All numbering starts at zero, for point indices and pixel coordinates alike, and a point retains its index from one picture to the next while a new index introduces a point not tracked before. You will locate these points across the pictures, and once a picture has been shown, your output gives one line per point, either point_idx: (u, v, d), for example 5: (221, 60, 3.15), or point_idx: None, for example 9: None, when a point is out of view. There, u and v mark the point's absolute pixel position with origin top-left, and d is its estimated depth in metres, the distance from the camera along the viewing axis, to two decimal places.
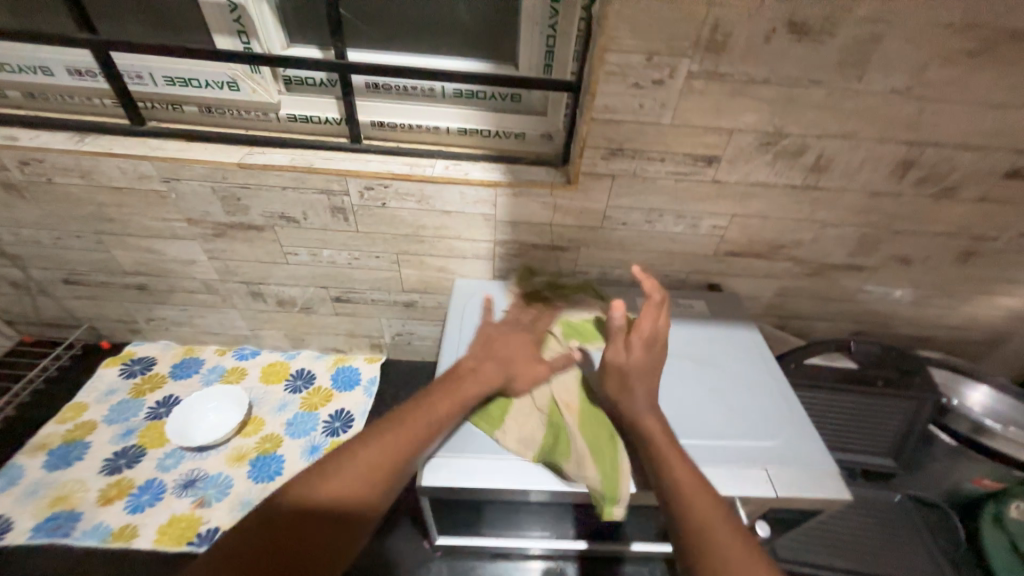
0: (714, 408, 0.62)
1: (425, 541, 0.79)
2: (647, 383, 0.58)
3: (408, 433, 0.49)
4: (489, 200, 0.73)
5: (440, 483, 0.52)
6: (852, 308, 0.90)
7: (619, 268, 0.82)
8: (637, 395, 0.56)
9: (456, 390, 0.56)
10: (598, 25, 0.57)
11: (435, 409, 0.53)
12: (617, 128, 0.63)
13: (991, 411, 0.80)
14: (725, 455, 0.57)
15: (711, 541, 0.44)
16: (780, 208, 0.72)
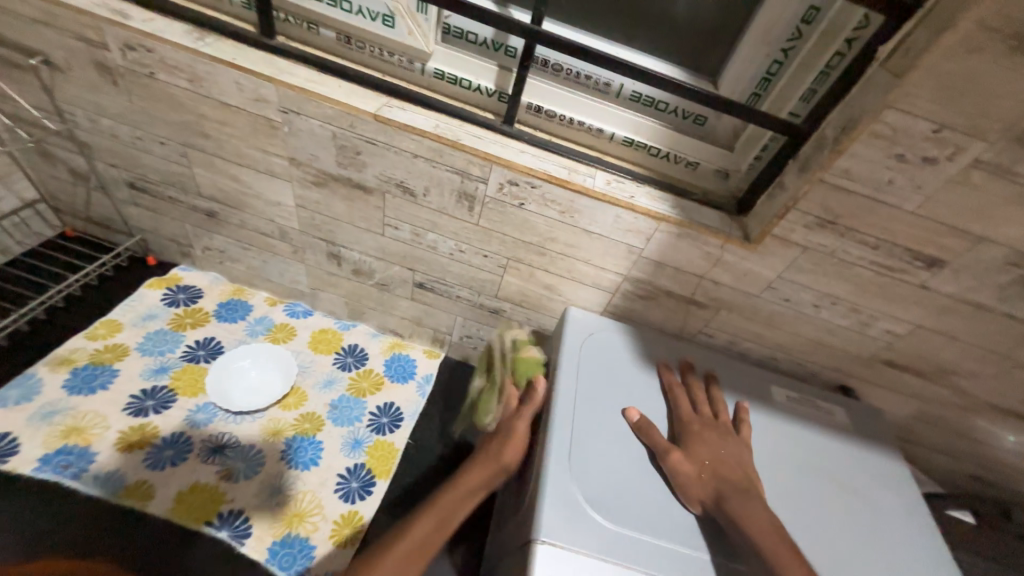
0: (851, 553, 0.52)
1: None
2: (753, 497, 0.49)
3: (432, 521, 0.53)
4: (644, 233, 0.62)
5: None
6: (984, 453, 0.78)
7: (751, 342, 0.71)
8: (746, 509, 0.47)
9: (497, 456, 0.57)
10: (884, 73, 0.45)
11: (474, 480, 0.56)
12: (844, 198, 0.52)
13: None
14: None
15: None
16: (976, 334, 0.61)
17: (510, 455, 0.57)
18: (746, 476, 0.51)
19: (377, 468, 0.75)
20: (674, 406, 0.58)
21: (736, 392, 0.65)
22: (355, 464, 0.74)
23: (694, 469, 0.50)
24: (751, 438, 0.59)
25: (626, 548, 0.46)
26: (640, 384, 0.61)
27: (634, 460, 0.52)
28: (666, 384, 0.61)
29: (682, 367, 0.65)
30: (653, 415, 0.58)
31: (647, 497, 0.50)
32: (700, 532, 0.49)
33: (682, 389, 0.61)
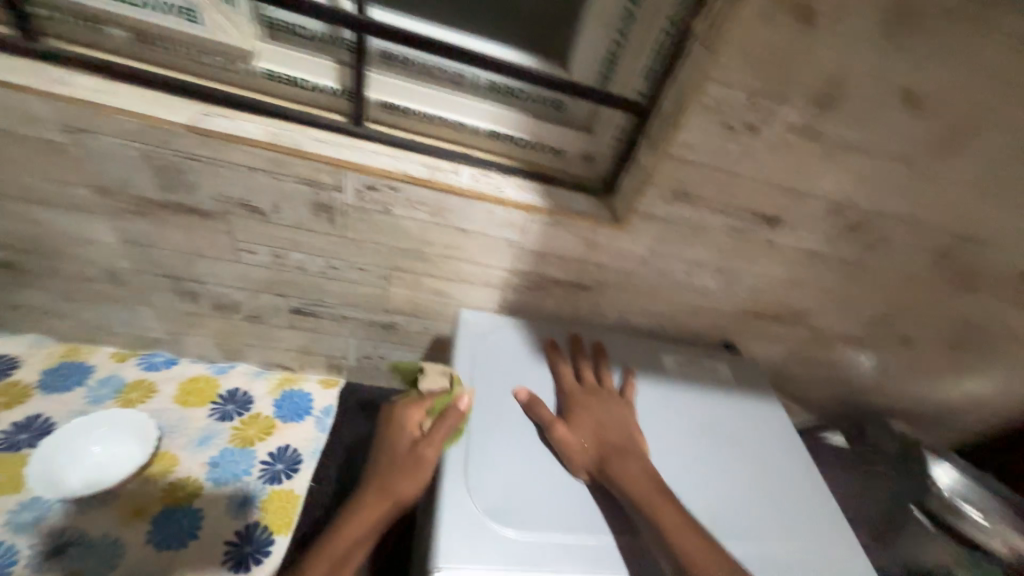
0: (740, 498, 0.55)
1: None
2: (633, 454, 0.51)
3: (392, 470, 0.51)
4: (519, 225, 0.60)
5: None
6: (844, 378, 0.89)
7: (640, 316, 0.74)
8: (626, 467, 0.49)
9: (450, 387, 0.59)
10: (700, 48, 0.48)
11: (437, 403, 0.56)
12: (690, 169, 0.54)
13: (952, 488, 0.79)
14: (769, 562, 0.50)
15: None
16: (819, 278, 0.68)
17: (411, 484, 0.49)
18: (628, 435, 0.53)
19: (276, 523, 0.66)
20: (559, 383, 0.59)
21: (632, 363, 0.67)
22: (246, 525, 0.65)
23: (578, 439, 0.52)
24: (640, 405, 0.61)
25: (536, 555, 0.44)
26: (538, 374, 0.61)
27: (530, 447, 0.52)
28: (552, 364, 0.62)
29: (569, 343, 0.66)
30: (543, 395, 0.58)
31: (552, 495, 0.48)
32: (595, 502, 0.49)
33: (567, 367, 0.62)
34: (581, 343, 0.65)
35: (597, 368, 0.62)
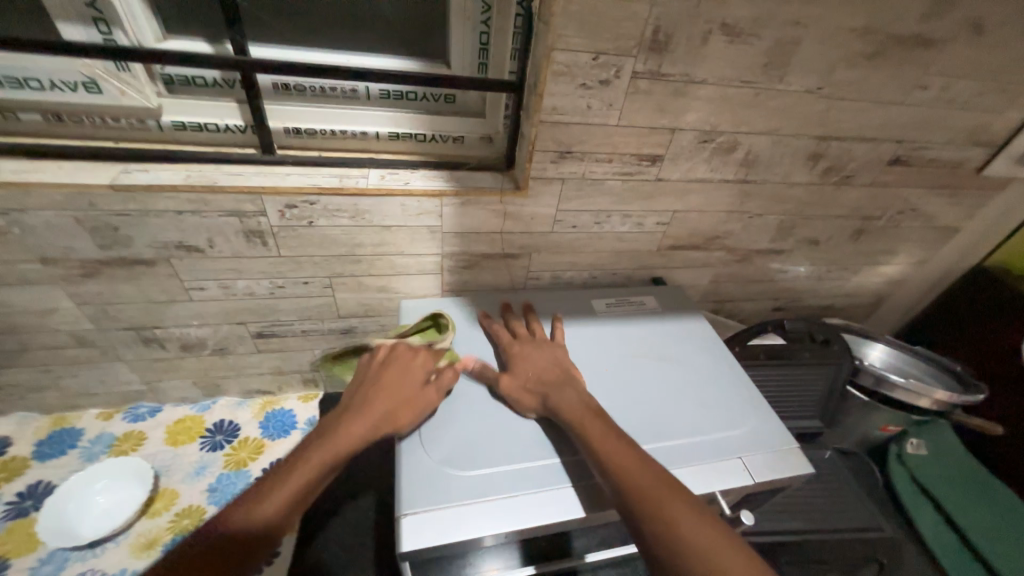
0: (672, 404, 0.62)
1: None
2: (565, 384, 0.58)
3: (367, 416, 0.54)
4: (433, 211, 0.67)
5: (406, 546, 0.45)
6: (774, 288, 0.98)
7: (570, 270, 0.82)
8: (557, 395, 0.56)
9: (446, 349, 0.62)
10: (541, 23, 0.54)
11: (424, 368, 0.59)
12: (566, 129, 0.61)
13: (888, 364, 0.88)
14: (699, 450, 0.58)
15: (658, 508, 0.44)
16: (714, 202, 0.76)
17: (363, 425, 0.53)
18: (561, 369, 0.60)
19: None
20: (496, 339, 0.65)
21: (567, 313, 0.75)
22: None
23: (516, 381, 0.58)
24: (570, 348, 0.68)
25: (489, 483, 0.50)
26: (480, 338, 0.67)
27: (477, 400, 0.59)
28: (490, 326, 0.68)
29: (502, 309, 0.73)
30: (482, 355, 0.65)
31: (499, 434, 0.55)
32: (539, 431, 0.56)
33: (500, 326, 0.69)
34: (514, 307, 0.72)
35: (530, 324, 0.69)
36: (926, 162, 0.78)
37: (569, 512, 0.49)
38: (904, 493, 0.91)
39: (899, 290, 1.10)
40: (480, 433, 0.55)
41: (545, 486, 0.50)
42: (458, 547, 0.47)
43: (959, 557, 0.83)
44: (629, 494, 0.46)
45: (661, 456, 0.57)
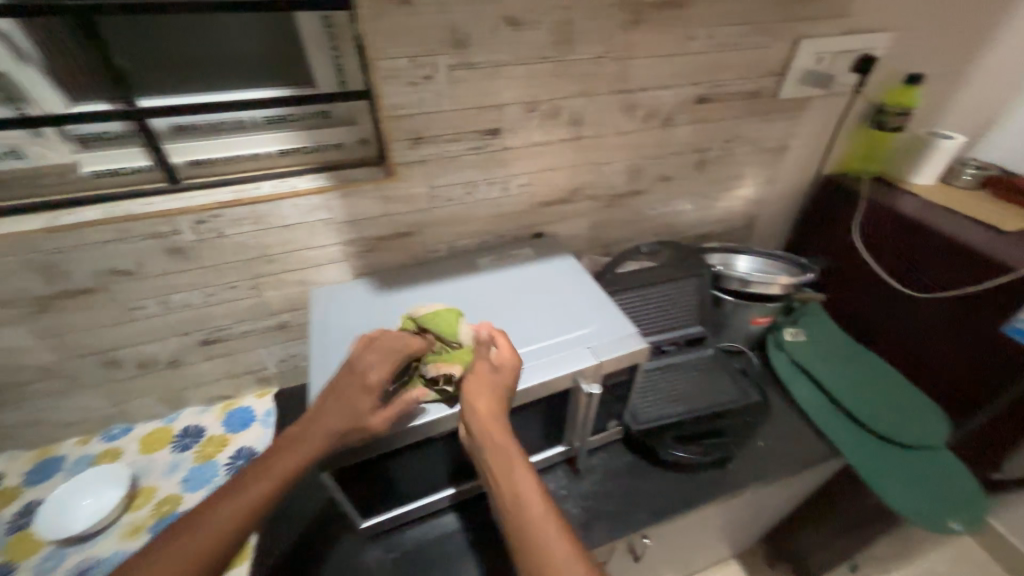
0: (535, 319, 0.79)
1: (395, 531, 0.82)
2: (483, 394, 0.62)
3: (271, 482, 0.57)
4: (322, 206, 0.82)
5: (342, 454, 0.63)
6: (650, 224, 1.14)
7: (461, 239, 0.97)
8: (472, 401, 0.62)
9: (357, 417, 0.60)
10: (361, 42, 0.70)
11: (327, 435, 0.59)
12: (411, 120, 0.77)
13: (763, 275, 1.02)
14: (553, 346, 0.74)
15: (522, 508, 0.54)
16: (562, 159, 0.92)
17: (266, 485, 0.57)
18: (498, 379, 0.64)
19: None
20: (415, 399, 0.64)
21: (456, 274, 0.92)
22: None
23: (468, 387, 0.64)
24: (455, 297, 0.85)
25: None
26: (383, 303, 0.84)
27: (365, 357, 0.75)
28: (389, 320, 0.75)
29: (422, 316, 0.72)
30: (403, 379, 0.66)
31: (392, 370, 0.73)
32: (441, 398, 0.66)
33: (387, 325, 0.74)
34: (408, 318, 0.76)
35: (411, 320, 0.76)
36: (726, 96, 0.96)
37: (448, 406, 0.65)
38: (780, 368, 1.06)
39: (764, 209, 1.27)
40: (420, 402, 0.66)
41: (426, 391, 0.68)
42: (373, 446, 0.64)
43: (821, 409, 1.00)
44: (500, 500, 0.56)
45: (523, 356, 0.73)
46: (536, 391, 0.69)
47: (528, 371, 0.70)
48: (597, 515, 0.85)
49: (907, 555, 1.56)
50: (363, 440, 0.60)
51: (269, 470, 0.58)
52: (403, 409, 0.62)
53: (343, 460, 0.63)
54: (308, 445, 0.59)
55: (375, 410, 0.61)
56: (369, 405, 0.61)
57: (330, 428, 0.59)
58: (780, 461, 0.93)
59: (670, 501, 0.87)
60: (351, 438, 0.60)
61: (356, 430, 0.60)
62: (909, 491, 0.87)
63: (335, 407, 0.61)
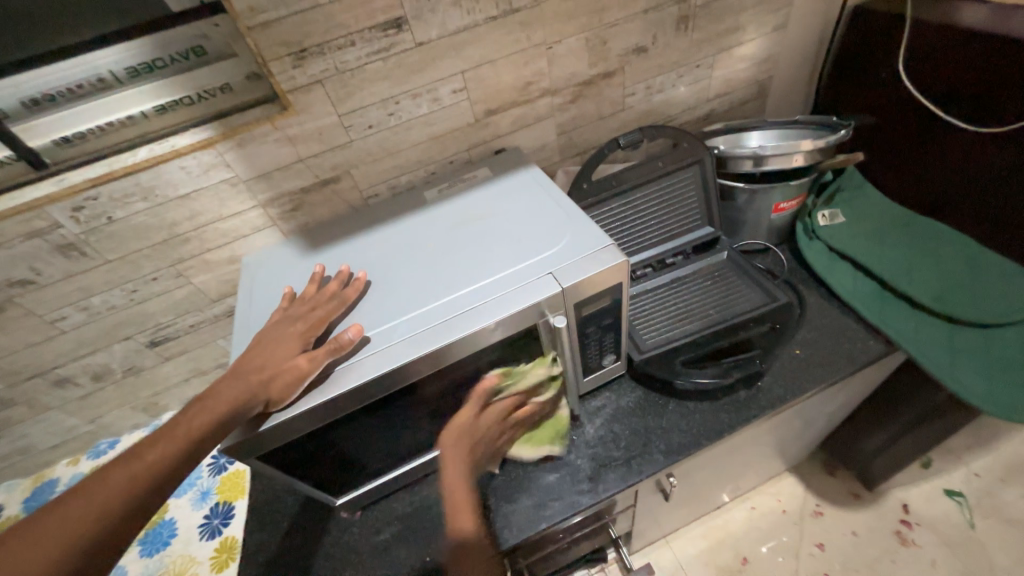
0: (489, 250, 0.64)
1: (388, 502, 0.74)
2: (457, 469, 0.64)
3: (173, 441, 0.47)
4: (217, 162, 0.68)
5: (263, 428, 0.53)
6: (632, 115, 0.93)
7: (403, 175, 0.81)
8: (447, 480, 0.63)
9: (275, 365, 0.54)
10: None
11: (242, 385, 0.52)
12: (282, 27, 0.60)
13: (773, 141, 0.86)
14: (508, 278, 0.59)
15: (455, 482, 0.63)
16: (499, 48, 0.73)
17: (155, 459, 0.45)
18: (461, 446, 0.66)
19: (231, 495, 0.92)
20: (348, 340, 0.54)
21: (399, 215, 0.77)
22: (211, 506, 0.91)
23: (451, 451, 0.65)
24: (398, 240, 0.71)
25: None
26: (314, 263, 0.71)
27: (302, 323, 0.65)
28: (315, 278, 0.64)
29: (344, 281, 0.64)
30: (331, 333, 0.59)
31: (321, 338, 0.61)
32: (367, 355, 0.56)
33: (311, 284, 0.64)
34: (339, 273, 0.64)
35: (342, 279, 0.64)
36: None
37: (387, 365, 0.54)
38: (815, 260, 0.87)
39: (777, 68, 1.02)
40: (356, 354, 0.56)
41: (356, 357, 0.55)
42: (309, 421, 0.54)
43: (873, 300, 0.81)
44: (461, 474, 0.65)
45: (471, 295, 0.59)
46: (491, 332, 0.56)
47: (479, 311, 0.56)
48: (607, 462, 0.74)
49: (987, 442, 1.41)
50: (285, 387, 0.52)
51: (168, 431, 0.47)
52: (333, 352, 0.54)
53: (270, 444, 0.54)
54: (214, 403, 0.51)
55: (295, 357, 0.54)
56: (288, 352, 0.55)
57: (243, 378, 0.53)
58: (826, 370, 0.77)
59: (693, 435, 0.74)
60: (270, 389, 0.53)
61: (273, 377, 0.53)
62: (1000, 382, 0.70)
63: (247, 365, 0.54)
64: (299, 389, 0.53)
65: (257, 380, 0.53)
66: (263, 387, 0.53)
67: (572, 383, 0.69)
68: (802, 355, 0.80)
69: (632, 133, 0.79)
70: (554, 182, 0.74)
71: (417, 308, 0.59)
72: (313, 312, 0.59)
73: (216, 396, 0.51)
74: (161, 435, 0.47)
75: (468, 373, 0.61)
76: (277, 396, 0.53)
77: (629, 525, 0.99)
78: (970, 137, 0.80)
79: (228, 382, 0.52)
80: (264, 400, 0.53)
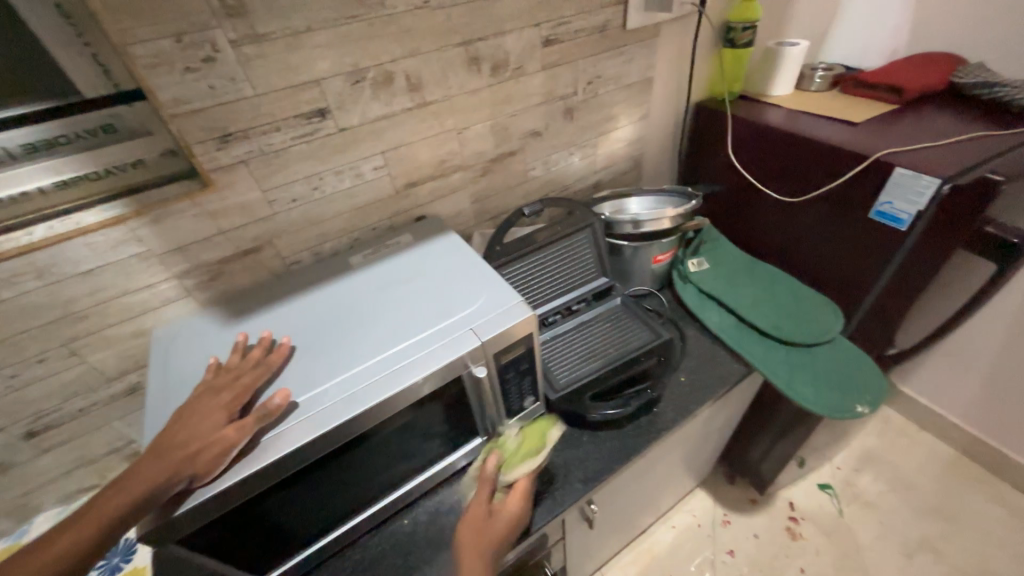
0: (413, 311, 0.70)
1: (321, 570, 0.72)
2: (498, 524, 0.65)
3: (84, 528, 0.46)
4: (129, 237, 0.67)
5: (183, 507, 0.51)
6: (535, 185, 1.09)
7: (327, 242, 0.86)
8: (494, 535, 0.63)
9: (198, 438, 0.53)
10: (92, 18, 0.55)
11: (163, 463, 0.51)
12: (207, 115, 0.64)
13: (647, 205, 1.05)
14: (433, 336, 0.66)
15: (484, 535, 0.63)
16: (415, 132, 0.83)
17: (66, 544, 0.45)
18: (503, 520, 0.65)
19: None
20: (277, 406, 0.56)
21: (324, 280, 0.80)
22: None
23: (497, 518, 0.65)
24: (325, 304, 0.75)
25: None
26: (236, 331, 0.71)
27: None
28: (239, 346, 0.65)
29: (268, 345, 0.66)
30: (257, 399, 0.60)
31: None
32: (299, 419, 0.57)
33: (234, 354, 0.64)
34: (264, 341, 0.66)
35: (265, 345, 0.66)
36: (573, 35, 0.92)
37: (321, 428, 0.56)
38: (690, 301, 1.06)
39: (647, 147, 1.26)
40: (286, 421, 0.57)
41: (287, 423, 0.57)
42: (238, 495, 0.53)
43: (733, 331, 1.01)
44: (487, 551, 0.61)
45: (399, 354, 0.64)
46: (418, 388, 0.61)
47: (407, 368, 0.62)
48: (534, 498, 0.80)
49: (842, 439, 1.71)
50: (212, 459, 0.52)
51: (86, 513, 0.48)
52: (262, 419, 0.55)
53: (192, 524, 0.52)
54: (127, 486, 0.49)
55: (220, 428, 0.54)
56: (213, 424, 0.54)
57: (164, 455, 0.51)
58: (706, 391, 0.93)
59: (607, 461, 0.84)
60: (194, 464, 0.51)
61: (199, 451, 0.52)
62: (821, 390, 0.91)
63: (168, 442, 0.53)
64: (224, 461, 0.53)
65: (179, 456, 0.51)
66: (187, 463, 0.51)
67: (497, 427, 0.76)
68: (686, 381, 0.95)
69: (534, 204, 0.93)
70: (470, 246, 0.83)
71: (348, 370, 0.63)
72: (238, 381, 0.60)
73: (136, 474, 0.50)
74: (81, 516, 0.47)
75: (400, 426, 0.66)
76: (203, 470, 0.51)
77: (562, 559, 1.04)
78: (783, 204, 1.07)
79: (146, 460, 0.51)
80: (187, 477, 0.51)
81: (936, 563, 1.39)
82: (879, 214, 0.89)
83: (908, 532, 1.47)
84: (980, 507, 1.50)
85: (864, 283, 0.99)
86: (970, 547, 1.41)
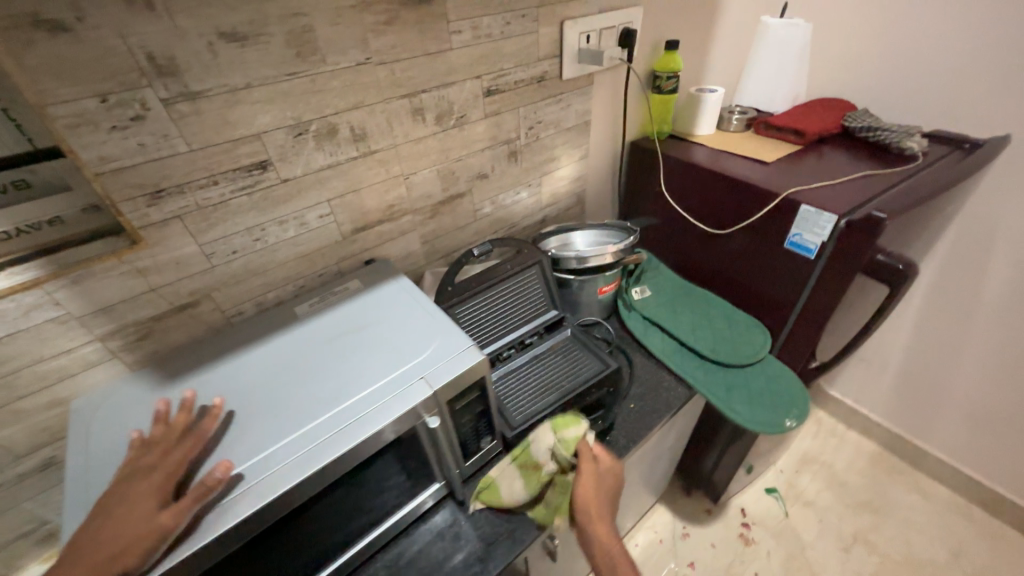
0: (362, 363, 0.70)
1: None
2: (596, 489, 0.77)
3: None
4: (44, 302, 0.62)
5: None
6: (484, 223, 1.12)
7: (271, 291, 0.84)
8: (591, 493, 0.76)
9: (123, 529, 0.49)
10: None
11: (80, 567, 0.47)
12: (135, 172, 0.62)
13: (590, 240, 1.12)
14: (384, 388, 0.65)
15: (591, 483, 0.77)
16: (362, 179, 0.84)
17: None
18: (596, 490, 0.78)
19: None
20: (217, 480, 0.53)
21: (269, 331, 0.78)
22: None
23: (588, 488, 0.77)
24: (269, 359, 0.72)
25: None
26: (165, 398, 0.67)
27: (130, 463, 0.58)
28: (161, 416, 0.60)
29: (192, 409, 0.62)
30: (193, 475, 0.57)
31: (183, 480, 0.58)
32: (243, 489, 0.55)
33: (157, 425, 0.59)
34: (185, 404, 0.61)
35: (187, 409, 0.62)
36: (513, 85, 0.97)
37: (267, 495, 0.54)
38: (635, 328, 1.13)
39: (589, 183, 1.34)
40: (227, 495, 0.54)
41: (229, 494, 0.54)
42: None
43: (675, 355, 1.08)
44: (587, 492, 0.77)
45: (348, 410, 0.63)
46: (370, 444, 0.61)
47: (358, 424, 0.61)
48: (495, 539, 0.80)
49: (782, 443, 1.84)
50: (140, 553, 0.47)
51: None
52: (199, 499, 0.52)
53: None
54: None
55: (150, 514, 0.50)
56: (142, 510, 0.50)
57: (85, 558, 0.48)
58: (654, 416, 0.98)
59: None
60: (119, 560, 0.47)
61: (125, 546, 0.48)
62: (755, 407, 0.99)
63: (87, 541, 0.49)
64: (158, 549, 0.49)
65: (100, 557, 0.48)
66: (112, 561, 0.48)
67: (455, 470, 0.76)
68: (636, 407, 1.00)
69: (484, 244, 0.96)
70: (420, 290, 0.84)
71: (294, 431, 0.61)
72: (167, 457, 0.55)
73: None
74: None
75: (353, 482, 0.64)
76: (135, 563, 0.48)
77: None
78: (712, 234, 1.17)
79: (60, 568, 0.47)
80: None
81: (870, 554, 1.51)
82: (794, 244, 0.99)
83: (845, 527, 1.58)
84: (903, 497, 1.65)
85: (786, 305, 1.09)
86: (897, 535, 1.55)
